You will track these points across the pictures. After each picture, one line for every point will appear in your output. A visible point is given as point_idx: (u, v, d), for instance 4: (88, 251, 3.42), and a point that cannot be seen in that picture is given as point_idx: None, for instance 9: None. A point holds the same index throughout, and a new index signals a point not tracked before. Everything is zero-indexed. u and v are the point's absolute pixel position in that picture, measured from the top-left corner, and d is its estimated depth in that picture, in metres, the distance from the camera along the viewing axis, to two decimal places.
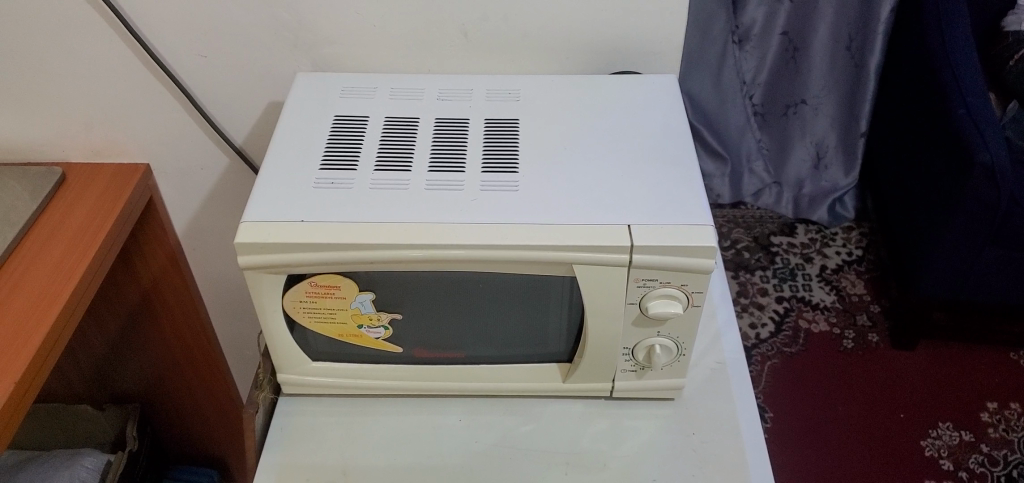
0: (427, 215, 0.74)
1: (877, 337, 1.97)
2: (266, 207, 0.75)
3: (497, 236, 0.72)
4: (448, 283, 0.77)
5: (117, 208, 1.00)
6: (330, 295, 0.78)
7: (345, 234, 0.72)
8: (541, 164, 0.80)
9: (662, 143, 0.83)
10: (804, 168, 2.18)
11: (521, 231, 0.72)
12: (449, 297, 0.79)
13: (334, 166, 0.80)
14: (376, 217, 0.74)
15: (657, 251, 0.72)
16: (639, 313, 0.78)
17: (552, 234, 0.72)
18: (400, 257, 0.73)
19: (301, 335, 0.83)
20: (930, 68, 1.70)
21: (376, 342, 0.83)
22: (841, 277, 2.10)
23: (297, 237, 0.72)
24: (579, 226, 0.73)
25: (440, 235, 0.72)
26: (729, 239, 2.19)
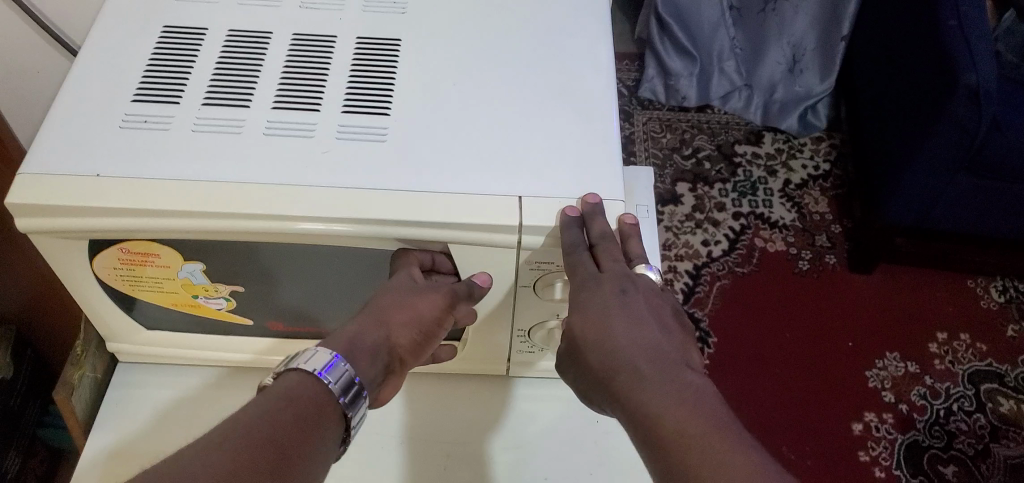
0: (263, 173, 0.58)
1: (834, 259, 1.83)
2: (56, 153, 0.58)
3: (343, 208, 0.56)
4: (295, 253, 0.62)
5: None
6: (150, 263, 0.62)
7: (151, 197, 0.56)
8: (421, 103, 0.63)
9: (576, 80, 0.66)
10: (778, 70, 1.96)
11: (376, 198, 0.56)
12: (300, 267, 0.63)
13: (152, 97, 0.62)
14: (197, 173, 0.57)
15: (552, 234, 0.56)
16: (533, 296, 0.63)
17: (417, 207, 0.56)
18: (222, 229, 0.56)
19: (124, 304, 0.67)
20: None
21: (220, 312, 0.68)
22: (804, 193, 1.94)
23: (86, 200, 0.55)
24: (457, 197, 0.57)
25: (272, 202, 0.56)
26: (689, 147, 2.00)
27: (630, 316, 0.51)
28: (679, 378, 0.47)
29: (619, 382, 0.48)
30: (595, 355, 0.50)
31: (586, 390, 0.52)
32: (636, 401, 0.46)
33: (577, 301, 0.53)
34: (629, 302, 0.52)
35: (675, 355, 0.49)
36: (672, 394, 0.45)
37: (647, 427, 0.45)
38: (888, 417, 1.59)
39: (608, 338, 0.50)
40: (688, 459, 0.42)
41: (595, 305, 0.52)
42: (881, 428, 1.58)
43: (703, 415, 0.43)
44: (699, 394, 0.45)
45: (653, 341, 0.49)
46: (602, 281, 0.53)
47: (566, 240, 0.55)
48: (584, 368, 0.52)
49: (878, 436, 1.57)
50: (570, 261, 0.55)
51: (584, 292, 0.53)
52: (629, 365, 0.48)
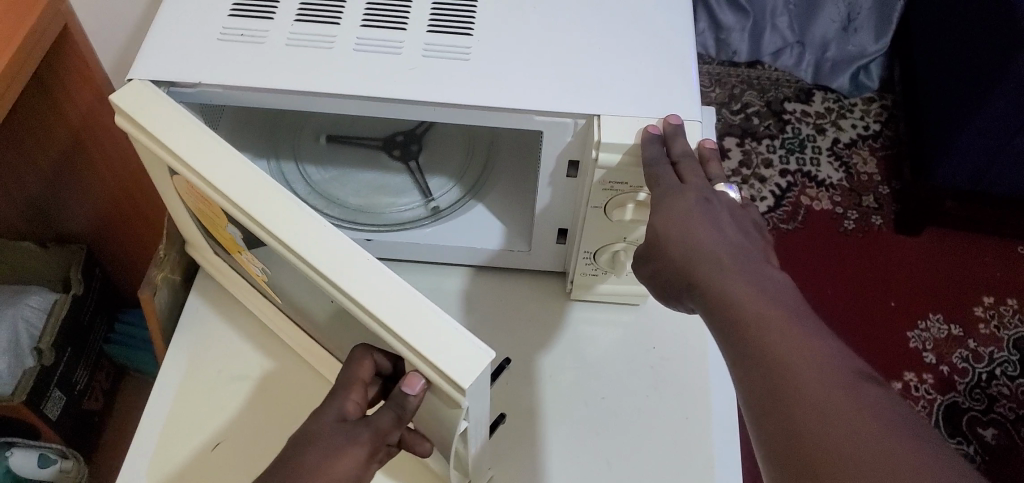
0: (282, 198, 0.51)
1: (880, 220, 1.82)
2: (159, 63, 0.61)
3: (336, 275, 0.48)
4: (288, 276, 0.57)
5: (22, 30, 0.83)
6: (202, 201, 0.60)
7: (191, 154, 0.54)
8: (503, 26, 0.65)
9: (653, 9, 0.67)
10: (832, 28, 1.93)
11: (370, 281, 0.47)
12: (297, 291, 0.60)
13: (247, 13, 0.64)
14: (231, 166, 0.53)
15: (632, 150, 0.59)
16: (603, 218, 0.66)
17: (404, 312, 0.46)
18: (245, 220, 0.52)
19: (202, 227, 0.71)
20: None
21: (259, 278, 0.68)
22: (852, 153, 1.93)
23: (161, 112, 0.57)
24: (447, 319, 0.46)
25: (275, 226, 0.50)
26: (738, 102, 1.99)
27: (712, 220, 0.53)
28: (761, 273, 0.50)
29: (701, 274, 0.50)
30: (676, 250, 0.52)
31: (663, 284, 0.55)
32: (717, 291, 0.49)
33: (659, 206, 0.55)
34: (713, 210, 0.54)
35: (755, 258, 0.51)
36: (755, 286, 0.48)
37: (724, 314, 0.48)
38: (928, 378, 1.60)
39: (691, 236, 0.52)
40: (767, 340, 0.45)
41: (679, 208, 0.54)
42: (921, 387, 1.59)
43: (783, 306, 0.46)
44: (778, 290, 0.48)
45: (734, 244, 0.52)
46: (687, 189, 0.55)
47: (648, 154, 0.58)
48: (661, 264, 0.54)
49: (917, 395, 1.58)
50: (650, 174, 0.57)
51: (667, 199, 0.55)
52: (714, 259, 0.51)
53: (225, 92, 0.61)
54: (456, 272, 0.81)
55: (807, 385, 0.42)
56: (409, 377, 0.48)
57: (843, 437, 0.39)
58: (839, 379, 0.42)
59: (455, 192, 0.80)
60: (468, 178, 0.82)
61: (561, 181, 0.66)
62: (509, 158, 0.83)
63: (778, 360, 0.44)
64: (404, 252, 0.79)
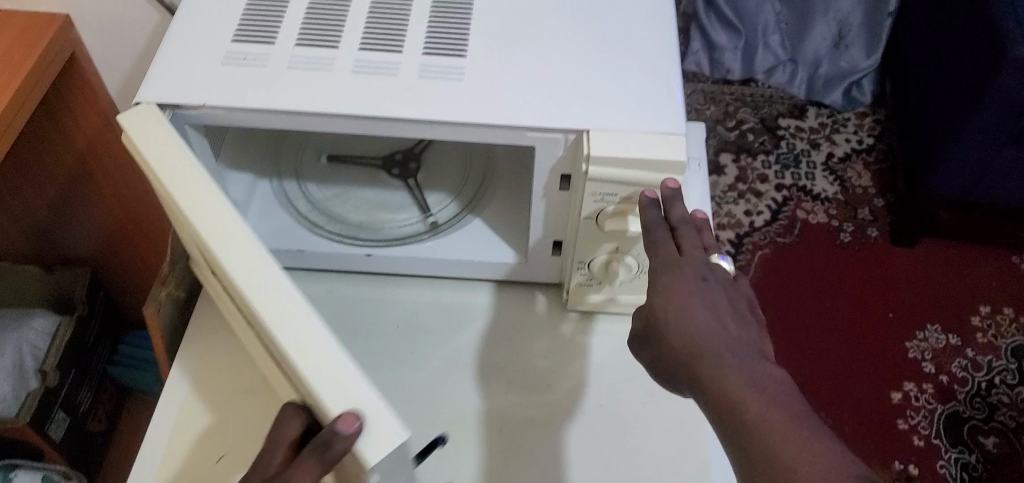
0: (245, 242, 0.52)
1: (876, 232, 1.84)
2: (167, 87, 0.64)
3: (274, 326, 0.47)
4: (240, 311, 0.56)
5: (31, 62, 0.86)
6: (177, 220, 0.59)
7: (171, 176, 0.56)
8: (495, 48, 0.67)
9: (639, 29, 0.69)
10: (823, 45, 1.96)
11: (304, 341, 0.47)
12: (247, 328, 0.59)
13: (249, 39, 0.67)
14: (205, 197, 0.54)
15: (627, 165, 0.62)
16: (596, 229, 0.68)
17: (333, 378, 0.46)
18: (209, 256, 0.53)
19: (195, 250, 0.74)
20: None
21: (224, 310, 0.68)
22: (847, 167, 1.95)
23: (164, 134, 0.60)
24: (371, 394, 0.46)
25: (231, 266, 0.50)
26: (733, 119, 2.02)
27: (709, 305, 0.52)
28: (756, 366, 0.48)
29: (699, 360, 0.49)
30: (674, 337, 0.51)
31: (663, 371, 0.53)
32: (716, 384, 0.47)
33: (658, 285, 0.54)
34: (709, 291, 0.53)
35: (754, 346, 0.50)
36: (749, 378, 0.46)
37: (722, 405, 0.46)
38: (927, 387, 1.61)
39: (686, 322, 0.51)
40: (764, 428, 0.43)
41: (676, 292, 0.53)
42: (920, 397, 1.60)
43: (778, 399, 0.45)
44: (778, 380, 0.47)
45: (731, 331, 0.50)
46: (685, 268, 0.55)
47: (648, 218, 0.60)
48: (659, 349, 0.52)
49: (917, 405, 1.59)
50: (650, 239, 0.59)
51: (667, 279, 0.54)
52: (710, 351, 0.49)
53: (230, 113, 0.64)
54: (454, 285, 0.83)
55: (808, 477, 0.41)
56: (346, 414, 0.44)
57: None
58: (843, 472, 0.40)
59: (452, 206, 0.83)
60: (465, 193, 0.84)
61: (554, 194, 0.68)
62: (505, 175, 0.86)
63: (772, 456, 0.42)
64: (403, 267, 0.81)
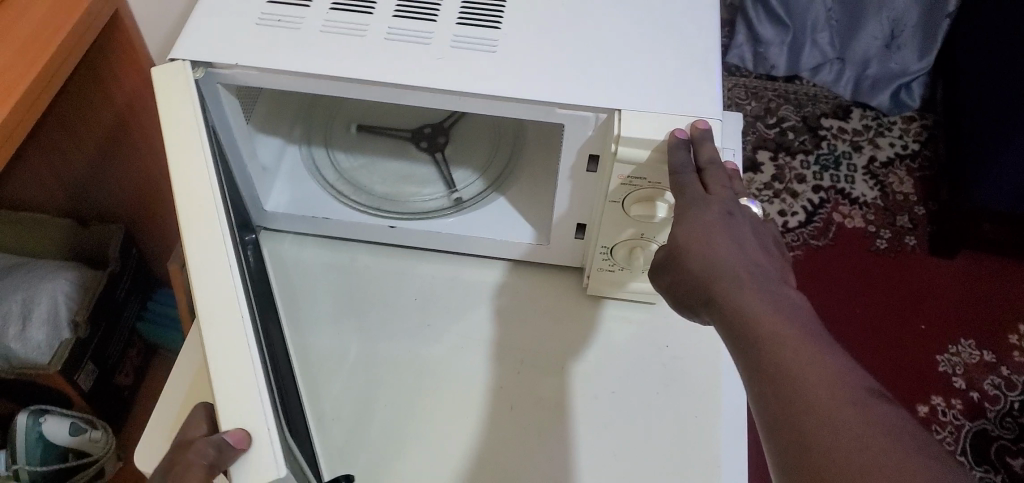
0: (216, 244, 0.56)
1: (914, 241, 1.80)
2: (200, 45, 0.64)
3: (207, 334, 0.53)
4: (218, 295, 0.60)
5: (80, 9, 0.86)
6: None
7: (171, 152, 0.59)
8: (530, 22, 0.66)
9: (678, 11, 0.68)
10: (874, 45, 1.91)
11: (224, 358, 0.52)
12: None
13: (285, 1, 0.67)
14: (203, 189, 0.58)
15: (658, 148, 0.61)
16: (620, 213, 0.67)
17: (239, 394, 0.51)
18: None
19: None
20: None
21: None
22: (889, 173, 1.90)
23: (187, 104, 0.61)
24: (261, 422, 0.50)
25: (194, 264, 0.55)
26: (774, 116, 1.98)
27: (734, 237, 0.54)
28: (779, 292, 0.50)
29: (720, 288, 0.51)
30: (696, 265, 0.53)
31: (680, 296, 0.55)
32: (737, 308, 0.49)
33: (684, 215, 0.56)
34: (734, 224, 0.55)
35: (774, 276, 0.52)
36: (771, 303, 0.49)
37: (742, 330, 0.48)
38: (956, 403, 1.57)
39: (710, 250, 0.53)
40: (783, 356, 0.45)
41: (701, 222, 0.55)
42: (948, 412, 1.56)
43: (799, 325, 0.47)
44: (797, 311, 0.49)
45: (754, 261, 0.52)
46: (710, 201, 0.56)
47: (674, 162, 0.59)
48: (680, 275, 0.55)
49: (943, 420, 1.55)
50: (676, 182, 0.58)
51: (691, 210, 0.56)
52: (732, 276, 0.51)
53: (260, 74, 0.64)
54: (475, 262, 0.82)
55: (818, 400, 0.43)
56: (235, 431, 0.49)
57: (852, 450, 0.40)
58: (852, 398, 0.42)
59: (479, 183, 0.82)
60: (491, 172, 0.83)
61: (581, 175, 0.67)
62: (534, 154, 0.85)
63: (791, 382, 0.44)
64: (426, 241, 0.80)
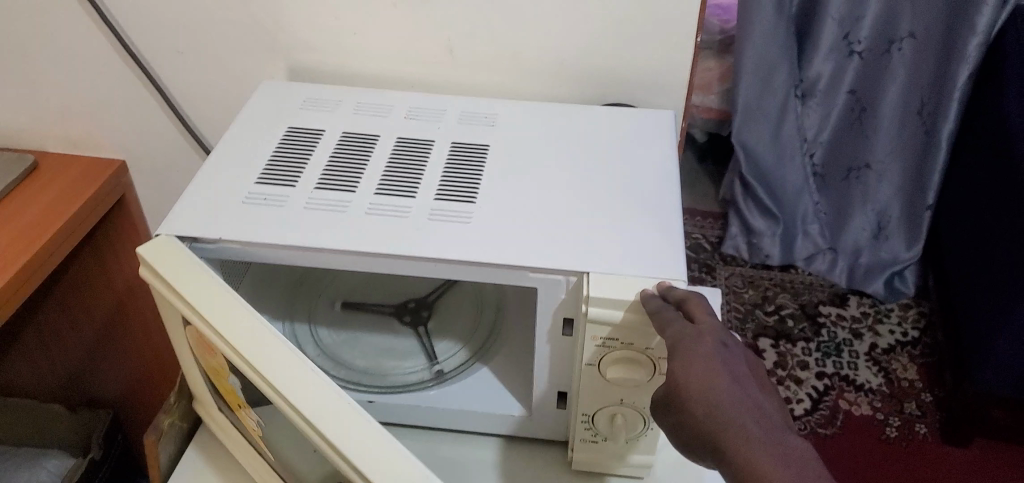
0: (261, 332, 0.56)
1: (925, 429, 1.67)
2: (189, 219, 0.67)
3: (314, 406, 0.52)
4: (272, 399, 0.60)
5: (49, 232, 0.90)
6: (212, 356, 0.65)
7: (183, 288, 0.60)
8: (505, 198, 0.71)
9: (643, 188, 0.72)
10: (863, 235, 1.89)
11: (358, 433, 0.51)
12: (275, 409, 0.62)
13: (272, 180, 0.71)
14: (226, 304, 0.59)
15: (632, 306, 0.61)
16: (598, 377, 0.67)
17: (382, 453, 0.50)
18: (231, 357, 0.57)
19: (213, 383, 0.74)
20: (1004, 122, 1.45)
21: (256, 434, 0.70)
22: (892, 359, 1.80)
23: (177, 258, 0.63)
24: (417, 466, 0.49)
25: (256, 356, 0.55)
26: (772, 304, 1.90)
27: (732, 373, 0.52)
28: (783, 442, 0.46)
29: (726, 436, 0.47)
30: (698, 408, 0.50)
31: (684, 438, 0.52)
32: (744, 461, 0.45)
33: (677, 350, 0.54)
34: (730, 354, 0.53)
35: (776, 414, 0.49)
36: (778, 456, 0.44)
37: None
38: None
39: (710, 392, 0.50)
40: None
41: (699, 357, 0.53)
42: None
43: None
44: (804, 458, 0.45)
45: (760, 405, 0.49)
46: (703, 335, 0.54)
47: (649, 307, 0.59)
48: (681, 414, 0.52)
49: None
50: (656, 319, 0.58)
51: (686, 343, 0.54)
52: (736, 422, 0.48)
53: (242, 247, 0.66)
54: (453, 435, 0.81)
55: None
56: None
57: None
58: None
59: (461, 352, 0.83)
60: (473, 342, 0.84)
61: (558, 339, 0.68)
62: (516, 326, 0.86)
63: None
64: (407, 415, 0.79)
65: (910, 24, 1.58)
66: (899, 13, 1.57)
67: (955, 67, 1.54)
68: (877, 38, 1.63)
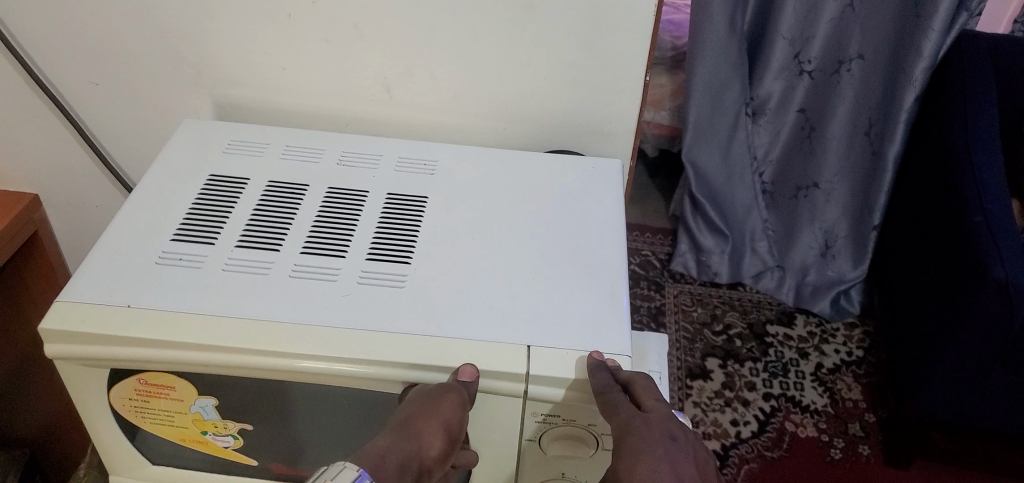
0: (233, 320, 0.59)
1: (868, 450, 1.60)
2: (96, 283, 0.62)
3: (342, 340, 0.59)
4: (262, 386, 0.63)
5: None
6: (164, 394, 0.63)
7: (120, 328, 0.58)
8: (442, 257, 0.67)
9: (586, 245, 0.69)
10: (810, 254, 1.86)
11: (399, 344, 0.59)
12: (263, 396, 0.64)
13: (190, 238, 0.66)
14: (177, 317, 0.60)
15: (574, 383, 0.57)
16: (539, 452, 0.63)
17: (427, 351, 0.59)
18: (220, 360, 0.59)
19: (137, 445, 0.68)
20: (946, 150, 1.44)
21: (225, 451, 0.68)
22: (837, 379, 1.74)
23: (81, 328, 0.58)
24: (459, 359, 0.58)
25: (254, 338, 0.58)
26: (720, 323, 1.84)
27: (678, 474, 0.48)
28: None
29: None
30: None
31: None
32: None
33: (623, 440, 0.51)
34: (675, 449, 0.50)
35: None
36: None
37: None
38: None
39: None
40: None
41: (645, 449, 0.49)
42: None
43: None
44: None
45: None
46: (651, 424, 0.51)
47: (596, 382, 0.56)
48: None
49: None
50: (604, 400, 0.55)
51: (632, 434, 0.51)
52: None
53: None
54: None
55: None
56: (465, 368, 0.57)
57: None
58: None
59: None
60: None
61: None
62: None
63: None
64: None
65: (859, 46, 1.56)
66: (848, 34, 1.55)
67: (903, 91, 1.52)
68: (826, 58, 1.59)
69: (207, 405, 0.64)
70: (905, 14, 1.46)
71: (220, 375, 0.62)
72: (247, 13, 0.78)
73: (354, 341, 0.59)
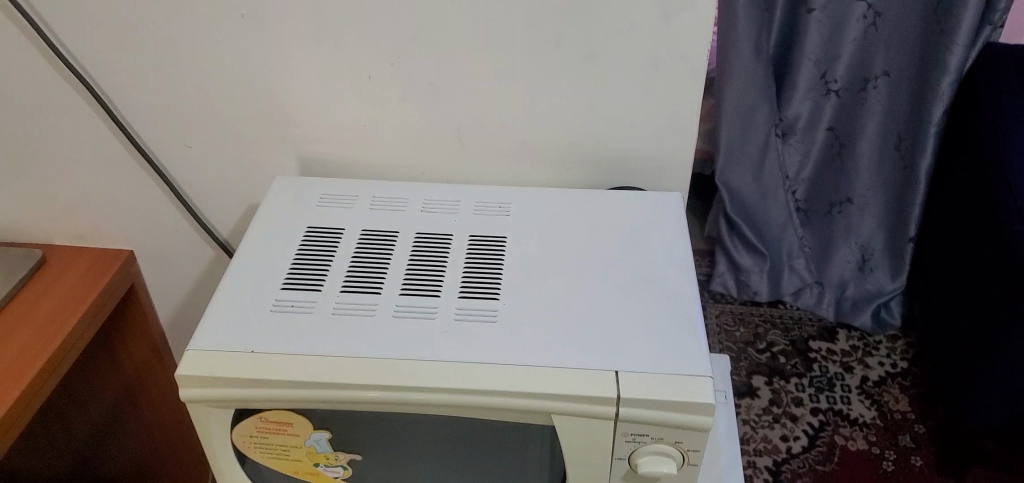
0: (345, 360, 0.65)
1: (921, 461, 1.59)
2: (219, 330, 0.68)
3: (447, 376, 0.64)
4: (371, 419, 0.68)
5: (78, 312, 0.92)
6: (283, 430, 0.69)
7: (247, 370, 0.64)
8: (527, 292, 0.72)
9: (657, 275, 0.74)
10: (848, 269, 1.88)
11: (499, 375, 0.64)
12: (372, 428, 0.69)
13: (298, 286, 0.72)
14: (295, 360, 0.65)
15: (662, 405, 0.63)
16: (628, 469, 0.68)
17: (524, 381, 0.64)
18: (337, 397, 0.64)
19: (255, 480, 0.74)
20: (979, 159, 1.48)
21: None
22: (883, 391, 1.73)
23: (214, 371, 0.64)
24: (555, 386, 0.63)
25: (367, 375, 0.64)
26: (763, 341, 1.84)
27: None
28: None
29: None
30: None
31: None
32: None
33: None
34: None
35: None
36: None
37: None
38: None
39: None
40: None
41: None
42: None
43: None
44: None
45: None
46: None
47: None
48: None
49: None
50: None
51: None
52: None
53: None
54: None
55: None
56: None
57: None
58: None
59: None
60: None
61: None
62: None
63: None
64: None
65: (884, 63, 1.62)
66: (873, 53, 1.61)
67: (931, 103, 1.57)
68: (852, 76, 1.66)
69: (321, 439, 0.70)
70: (928, 29, 1.52)
71: (333, 411, 0.67)
72: (331, 77, 0.86)
73: (458, 375, 0.64)
